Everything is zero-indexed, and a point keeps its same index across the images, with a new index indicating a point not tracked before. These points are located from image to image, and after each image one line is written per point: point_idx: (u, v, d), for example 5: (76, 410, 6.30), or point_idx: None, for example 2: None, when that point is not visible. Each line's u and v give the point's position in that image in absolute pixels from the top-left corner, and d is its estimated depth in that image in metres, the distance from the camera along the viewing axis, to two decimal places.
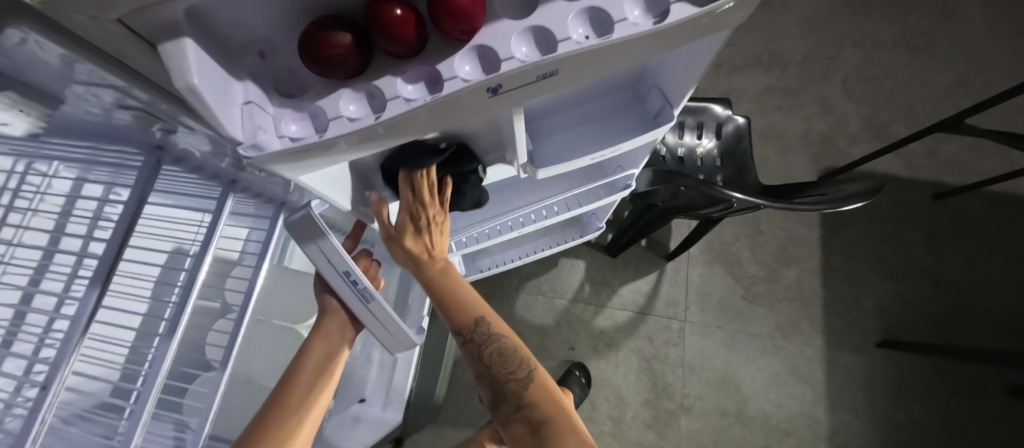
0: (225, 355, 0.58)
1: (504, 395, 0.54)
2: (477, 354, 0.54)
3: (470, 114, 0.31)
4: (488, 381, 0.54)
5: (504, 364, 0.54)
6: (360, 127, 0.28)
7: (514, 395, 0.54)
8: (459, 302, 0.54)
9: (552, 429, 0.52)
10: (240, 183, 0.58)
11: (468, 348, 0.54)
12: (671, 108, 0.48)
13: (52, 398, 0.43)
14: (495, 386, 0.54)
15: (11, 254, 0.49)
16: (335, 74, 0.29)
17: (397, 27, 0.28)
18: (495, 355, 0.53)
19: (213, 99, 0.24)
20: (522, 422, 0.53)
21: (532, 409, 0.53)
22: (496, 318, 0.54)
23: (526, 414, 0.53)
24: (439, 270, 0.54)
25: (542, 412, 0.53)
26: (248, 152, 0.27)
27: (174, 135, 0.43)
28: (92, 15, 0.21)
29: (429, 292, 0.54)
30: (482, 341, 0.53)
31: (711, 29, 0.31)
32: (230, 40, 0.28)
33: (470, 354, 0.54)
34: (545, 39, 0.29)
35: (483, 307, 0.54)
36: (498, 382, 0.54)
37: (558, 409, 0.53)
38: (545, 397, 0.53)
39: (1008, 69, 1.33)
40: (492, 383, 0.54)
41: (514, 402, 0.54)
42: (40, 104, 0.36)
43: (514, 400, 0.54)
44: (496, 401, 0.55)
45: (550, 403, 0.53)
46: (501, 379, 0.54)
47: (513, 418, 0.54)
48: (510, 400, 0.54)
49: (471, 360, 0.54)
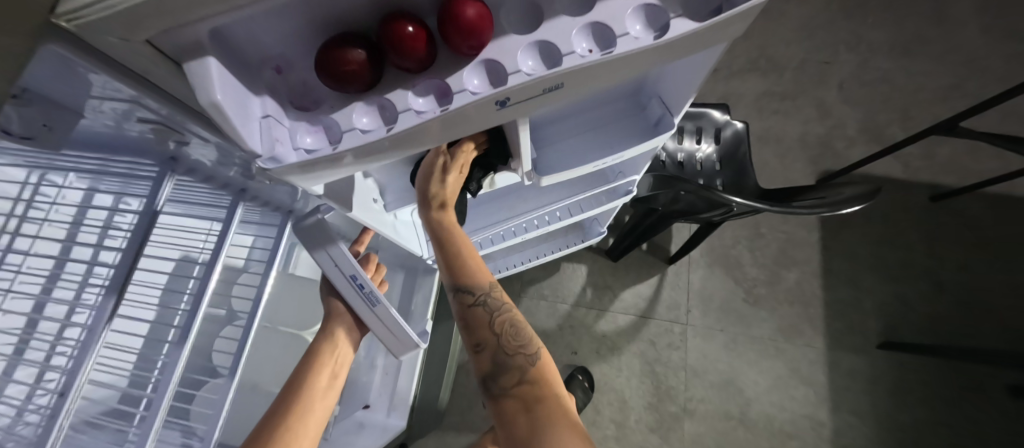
0: (233, 362, 0.59)
1: (505, 367, 0.52)
2: (486, 319, 0.54)
3: (477, 124, 0.32)
4: (491, 348, 0.53)
5: (514, 337, 0.54)
6: (371, 139, 0.29)
7: (518, 369, 0.52)
8: (473, 266, 0.56)
9: (545, 412, 0.48)
10: (249, 192, 0.59)
11: (475, 312, 0.54)
12: (671, 117, 0.49)
13: (71, 405, 0.43)
14: (498, 354, 0.52)
15: (25, 264, 0.51)
16: (349, 88, 0.30)
17: (409, 43, 0.29)
18: (506, 324, 0.54)
19: (235, 115, 0.25)
20: (517, 398, 0.50)
21: (531, 386, 0.51)
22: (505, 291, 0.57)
23: (524, 390, 0.51)
24: (461, 236, 0.56)
25: (541, 390, 0.51)
26: (266, 164, 0.28)
27: (188, 147, 0.44)
28: (122, 36, 0.22)
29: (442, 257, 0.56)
30: (495, 308, 0.55)
31: (710, 41, 0.32)
32: (249, 57, 0.29)
33: (481, 316, 0.54)
34: (550, 53, 0.31)
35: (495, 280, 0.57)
36: (502, 353, 0.52)
37: (556, 396, 0.51)
38: (545, 379, 0.52)
39: (1001, 73, 1.36)
40: (494, 352, 0.52)
41: (514, 375, 0.51)
42: (61, 116, 0.37)
43: (515, 374, 0.51)
44: (493, 373, 0.52)
45: (548, 387, 0.52)
46: (506, 349, 0.53)
47: (508, 393, 0.51)
48: (510, 373, 0.51)
49: (477, 326, 0.54)
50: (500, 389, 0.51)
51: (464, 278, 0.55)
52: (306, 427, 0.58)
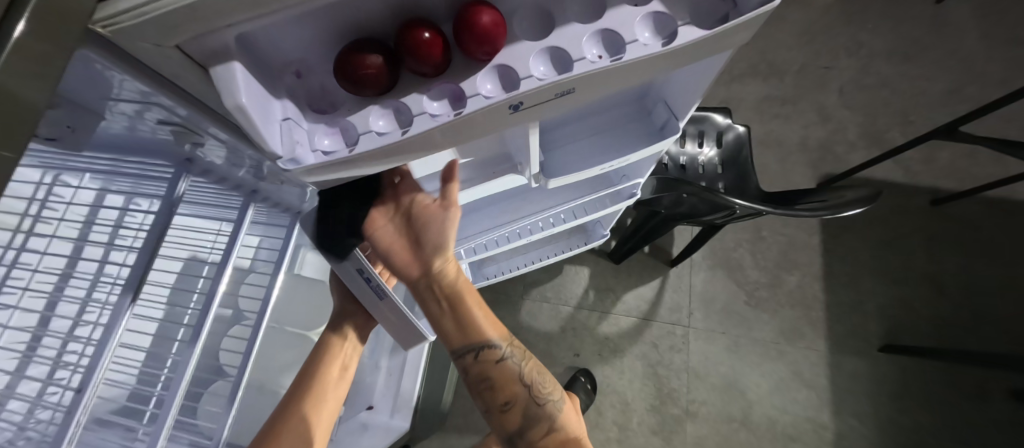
0: (243, 361, 0.60)
1: (533, 418, 0.56)
2: (515, 375, 0.56)
3: (489, 127, 0.33)
4: (522, 402, 0.56)
5: (540, 385, 0.57)
6: (387, 141, 0.30)
7: (545, 418, 0.57)
8: (489, 325, 0.55)
9: None
10: (259, 193, 0.61)
11: (501, 371, 0.55)
12: (677, 121, 0.49)
13: (88, 400, 0.44)
14: (527, 407, 0.56)
15: (40, 263, 0.52)
16: (366, 92, 0.30)
17: (425, 49, 0.29)
18: (531, 376, 0.57)
19: (258, 117, 0.26)
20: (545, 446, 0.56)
21: (557, 431, 0.57)
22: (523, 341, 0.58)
23: (552, 437, 0.56)
24: (474, 297, 0.54)
25: (564, 434, 0.57)
26: (287, 165, 0.29)
27: (203, 148, 0.45)
28: (155, 41, 0.23)
29: (453, 318, 0.53)
30: (519, 363, 0.56)
31: (717, 49, 0.33)
32: (270, 61, 0.30)
33: (510, 374, 0.55)
34: (561, 58, 0.31)
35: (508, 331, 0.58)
36: (532, 405, 0.56)
37: (575, 434, 0.58)
38: (566, 420, 0.58)
39: (999, 78, 1.38)
40: (526, 405, 0.56)
41: (542, 424, 0.56)
42: (84, 119, 0.38)
43: (543, 423, 0.56)
44: (523, 425, 0.56)
45: (570, 429, 0.58)
46: (536, 398, 0.57)
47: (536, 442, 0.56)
48: (539, 424, 0.56)
49: (507, 381, 0.56)
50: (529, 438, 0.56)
51: (487, 340, 0.54)
52: (318, 418, 0.59)
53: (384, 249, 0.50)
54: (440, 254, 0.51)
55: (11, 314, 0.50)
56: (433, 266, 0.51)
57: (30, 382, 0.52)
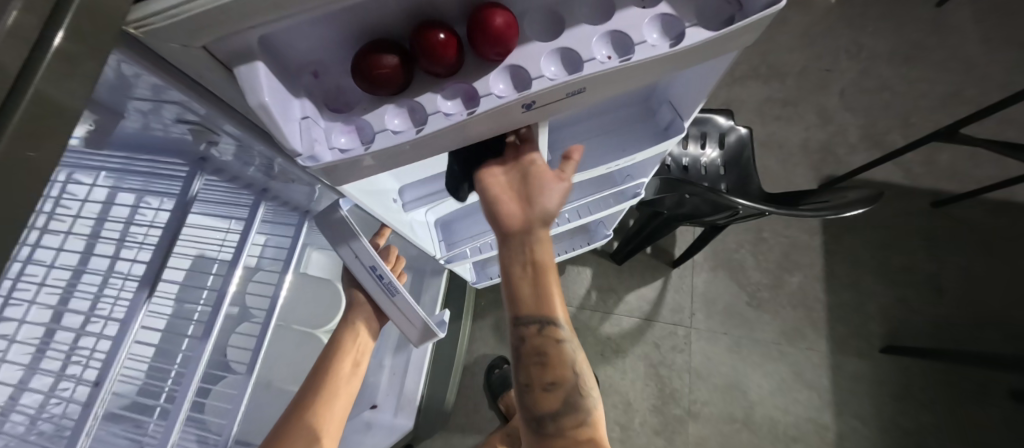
0: (252, 359, 0.61)
1: (573, 408, 0.48)
2: (568, 358, 0.49)
3: (502, 126, 0.34)
4: (568, 389, 0.48)
5: (586, 376, 0.51)
6: (403, 139, 0.31)
7: (584, 413, 0.49)
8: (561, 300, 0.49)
9: None
10: (269, 192, 0.61)
11: (558, 347, 0.48)
12: (681, 121, 0.50)
13: (105, 394, 0.45)
14: (571, 394, 0.49)
15: (54, 259, 0.53)
16: (382, 91, 0.31)
17: (439, 50, 0.30)
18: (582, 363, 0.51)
19: (279, 115, 0.27)
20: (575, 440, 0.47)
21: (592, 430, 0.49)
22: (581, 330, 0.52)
23: (585, 434, 0.48)
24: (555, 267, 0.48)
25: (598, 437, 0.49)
26: (306, 163, 0.30)
27: (216, 147, 0.46)
28: (183, 42, 0.24)
29: (534, 279, 0.47)
30: (575, 346, 0.50)
31: (722, 50, 0.34)
32: (289, 62, 0.31)
33: (566, 356, 0.49)
34: (571, 59, 0.32)
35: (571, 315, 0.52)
36: (575, 395, 0.49)
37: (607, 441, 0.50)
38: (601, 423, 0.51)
39: (999, 81, 1.39)
40: (569, 393, 0.48)
41: (579, 418, 0.48)
42: (104, 118, 0.39)
43: (581, 418, 0.49)
44: (558, 412, 0.48)
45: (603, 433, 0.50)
46: (581, 389, 0.49)
47: (567, 434, 0.48)
48: (577, 416, 0.48)
49: (558, 361, 0.49)
50: (560, 428, 0.48)
51: (555, 311, 0.47)
52: (330, 411, 0.60)
53: (487, 199, 0.46)
54: (545, 221, 0.47)
55: (26, 309, 0.52)
56: (534, 229, 0.46)
57: (43, 378, 0.53)
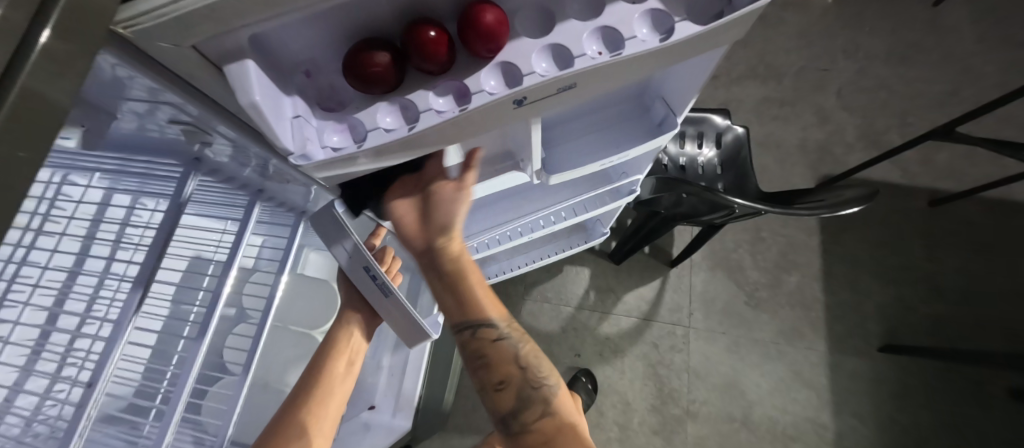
0: (248, 359, 0.60)
1: (528, 402, 0.53)
2: (511, 354, 0.53)
3: (494, 122, 0.34)
4: (517, 384, 0.53)
5: (536, 368, 0.54)
6: (395, 137, 0.31)
7: (540, 402, 0.53)
8: (490, 302, 0.54)
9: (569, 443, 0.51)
10: (265, 192, 0.61)
11: (499, 347, 0.53)
12: (674, 116, 0.50)
13: (97, 395, 0.45)
14: (523, 389, 0.53)
15: (48, 261, 0.53)
16: (374, 89, 0.31)
17: (431, 47, 0.30)
18: (530, 355, 0.54)
19: (270, 114, 0.27)
20: (539, 432, 0.52)
21: (553, 417, 0.53)
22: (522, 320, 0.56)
23: (546, 422, 0.52)
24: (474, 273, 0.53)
25: (562, 420, 0.53)
26: (298, 161, 0.30)
27: (211, 147, 0.46)
28: (173, 42, 0.24)
29: (456, 290, 0.52)
30: (518, 340, 0.54)
31: (712, 44, 0.34)
32: (281, 61, 0.31)
33: (507, 353, 0.53)
34: (562, 56, 0.32)
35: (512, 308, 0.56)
36: (527, 388, 0.53)
37: (573, 422, 0.54)
38: (564, 406, 0.55)
39: (996, 80, 1.39)
40: (520, 388, 0.53)
41: (538, 409, 0.53)
42: (96, 119, 0.39)
43: (539, 408, 0.53)
44: (515, 409, 0.52)
45: (567, 415, 0.54)
46: (532, 382, 0.53)
47: (529, 427, 0.52)
48: (534, 407, 0.53)
49: (503, 361, 0.53)
50: (521, 425, 0.52)
51: (486, 314, 0.52)
52: (325, 408, 0.60)
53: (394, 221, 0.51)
54: (448, 234, 0.51)
55: (20, 311, 0.51)
56: (436, 242, 0.51)
57: (38, 380, 0.53)
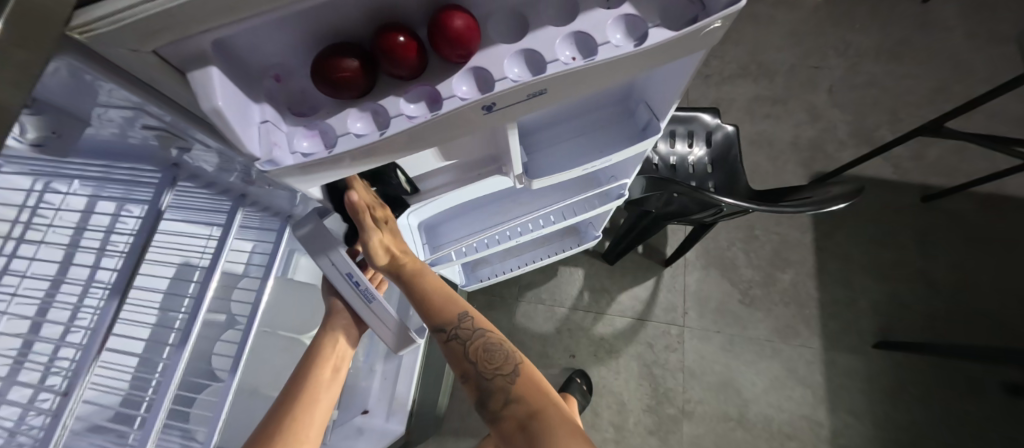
0: (232, 366, 0.60)
1: (490, 391, 0.55)
2: (462, 351, 0.56)
3: (465, 129, 0.34)
4: (474, 379, 0.55)
5: (489, 360, 0.56)
6: (364, 142, 0.31)
7: (501, 390, 0.54)
8: (437, 309, 0.59)
9: (540, 424, 0.51)
10: (248, 197, 0.60)
11: (451, 346, 0.57)
12: (657, 121, 0.50)
13: (74, 404, 0.44)
14: (481, 381, 0.55)
15: (29, 270, 0.52)
16: (344, 95, 0.31)
17: (401, 52, 0.30)
18: (480, 350, 0.56)
19: (234, 120, 0.27)
20: (509, 417, 0.53)
21: (519, 403, 0.53)
22: (476, 313, 0.58)
23: (514, 408, 0.53)
24: (425, 285, 0.60)
25: (529, 405, 0.53)
26: (264, 166, 0.30)
27: (190, 153, 0.45)
28: (132, 47, 0.24)
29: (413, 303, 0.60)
30: (466, 337, 0.57)
31: (689, 50, 0.34)
32: (250, 66, 0.30)
33: (457, 350, 0.56)
34: (535, 61, 0.32)
35: (464, 305, 0.59)
36: (484, 379, 0.55)
37: (545, 403, 0.54)
38: (531, 389, 0.55)
39: (986, 75, 1.39)
40: (478, 380, 0.55)
41: (501, 397, 0.54)
42: (69, 124, 0.39)
43: (501, 395, 0.54)
44: (481, 398, 0.55)
45: (536, 397, 0.54)
46: (487, 374, 0.55)
47: (500, 414, 0.54)
48: (496, 395, 0.54)
49: (457, 359, 0.56)
50: (492, 412, 0.54)
51: (434, 320, 0.58)
52: (311, 417, 0.60)
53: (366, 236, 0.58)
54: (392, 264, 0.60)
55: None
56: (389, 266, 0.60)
57: (20, 389, 0.52)
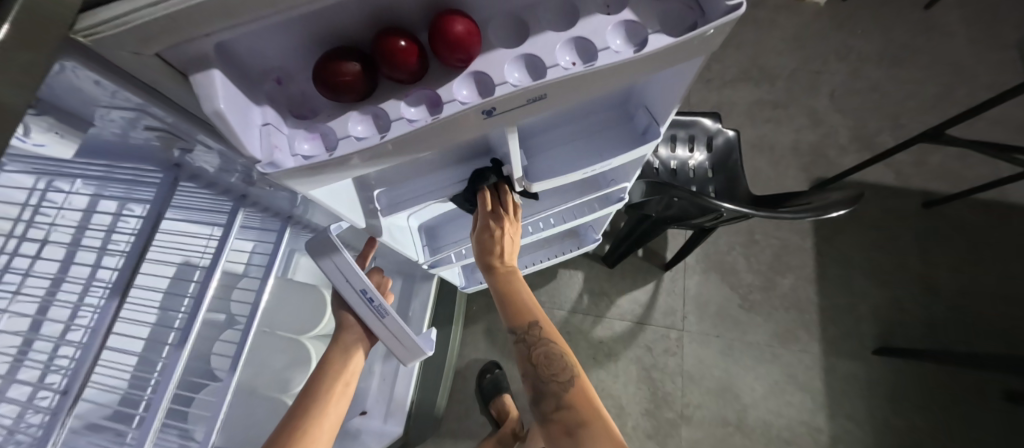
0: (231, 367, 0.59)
1: (543, 396, 0.52)
2: (524, 352, 0.54)
3: (467, 133, 0.34)
4: (530, 380, 0.53)
5: (548, 366, 0.53)
6: (366, 145, 0.31)
7: (553, 396, 0.51)
8: (511, 309, 0.57)
9: (587, 434, 0.47)
10: (249, 197, 0.60)
11: (517, 347, 0.55)
12: (656, 126, 0.50)
13: (73, 403, 0.45)
14: (536, 385, 0.52)
15: (30, 268, 0.53)
16: (344, 98, 0.31)
17: (401, 56, 0.30)
18: (540, 356, 0.53)
19: (235, 121, 0.27)
20: (558, 423, 0.50)
21: (570, 412, 0.50)
22: (547, 322, 0.55)
23: (564, 415, 0.50)
24: (512, 286, 0.58)
25: (579, 414, 0.49)
26: (265, 168, 0.30)
27: (191, 154, 0.46)
28: (134, 50, 0.24)
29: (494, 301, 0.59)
30: (531, 342, 0.54)
31: (692, 56, 0.34)
32: (251, 69, 0.31)
33: (521, 350, 0.55)
34: (535, 65, 0.32)
35: (537, 311, 0.56)
36: (539, 383, 0.52)
37: (597, 417, 0.49)
38: (584, 401, 0.51)
39: (987, 82, 1.40)
40: (533, 383, 0.53)
41: (552, 403, 0.51)
42: (75, 128, 0.39)
43: (552, 401, 0.51)
44: (535, 400, 0.53)
45: (591, 410, 0.50)
46: (543, 379, 0.52)
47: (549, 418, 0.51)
48: (547, 400, 0.51)
49: (518, 359, 0.55)
50: (543, 415, 0.51)
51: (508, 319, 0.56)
52: (321, 431, 0.59)
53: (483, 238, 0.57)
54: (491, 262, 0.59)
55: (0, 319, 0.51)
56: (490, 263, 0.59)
57: (19, 387, 0.52)
